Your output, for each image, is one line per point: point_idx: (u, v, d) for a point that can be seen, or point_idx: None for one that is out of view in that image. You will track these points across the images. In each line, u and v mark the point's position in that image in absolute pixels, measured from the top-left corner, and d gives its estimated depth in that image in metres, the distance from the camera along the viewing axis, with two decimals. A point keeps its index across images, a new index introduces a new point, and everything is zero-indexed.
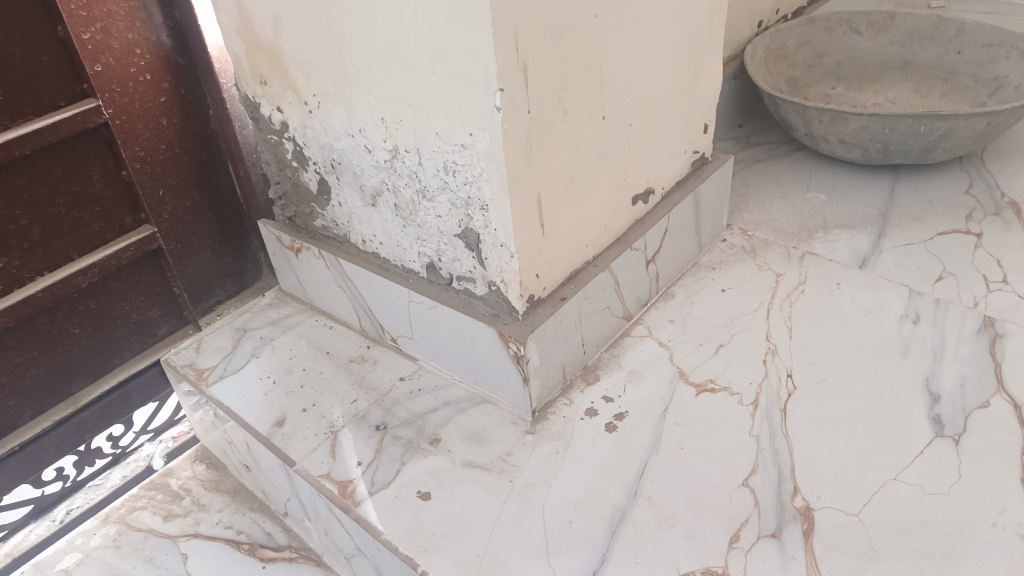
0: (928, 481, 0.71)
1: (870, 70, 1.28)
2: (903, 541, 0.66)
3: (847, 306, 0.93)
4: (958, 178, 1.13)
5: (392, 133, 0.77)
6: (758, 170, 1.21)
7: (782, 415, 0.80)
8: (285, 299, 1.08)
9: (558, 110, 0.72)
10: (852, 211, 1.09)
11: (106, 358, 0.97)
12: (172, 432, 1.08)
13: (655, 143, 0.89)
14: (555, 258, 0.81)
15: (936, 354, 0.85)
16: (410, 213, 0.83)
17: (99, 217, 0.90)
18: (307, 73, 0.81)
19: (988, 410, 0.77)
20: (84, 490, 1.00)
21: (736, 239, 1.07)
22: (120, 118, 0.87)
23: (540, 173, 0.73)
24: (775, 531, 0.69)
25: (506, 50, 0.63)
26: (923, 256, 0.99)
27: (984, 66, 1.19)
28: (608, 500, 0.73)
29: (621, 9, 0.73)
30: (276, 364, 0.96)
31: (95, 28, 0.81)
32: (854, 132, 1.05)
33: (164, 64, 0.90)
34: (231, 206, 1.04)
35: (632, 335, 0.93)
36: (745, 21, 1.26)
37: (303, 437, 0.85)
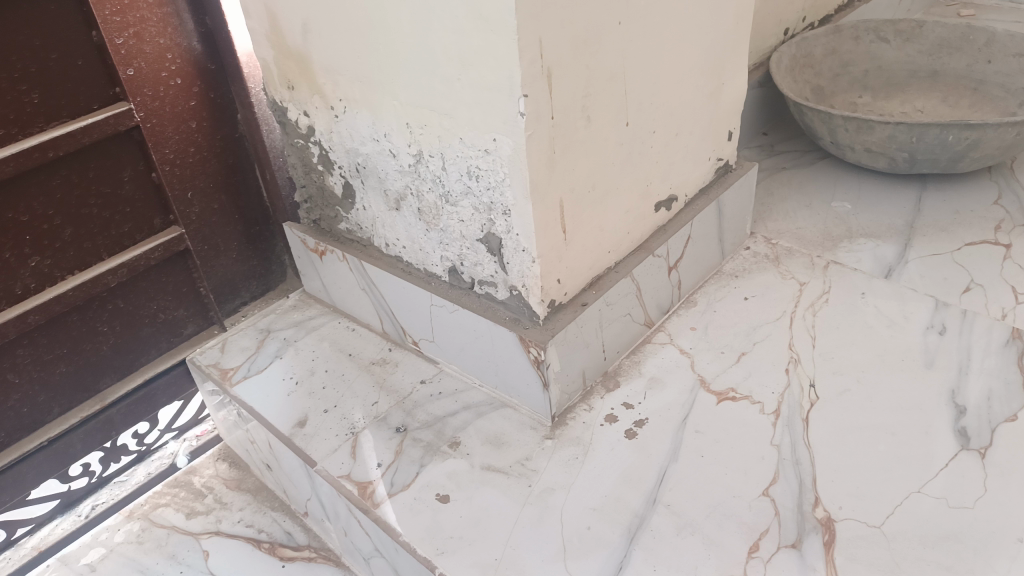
0: (953, 494, 0.70)
1: (897, 79, 1.27)
2: (926, 554, 0.65)
3: (871, 316, 0.92)
4: (987, 189, 1.11)
5: (416, 138, 0.78)
6: (782, 178, 1.21)
7: (804, 424, 0.79)
8: (309, 301, 1.09)
9: (582, 117, 0.72)
10: (878, 221, 1.08)
11: (133, 356, 0.99)
12: (195, 431, 1.10)
13: (679, 151, 0.89)
14: (576, 263, 0.81)
15: (961, 366, 0.84)
16: (433, 217, 0.84)
17: (129, 218, 0.92)
18: (335, 79, 0.82)
19: (1015, 424, 0.76)
20: (108, 486, 1.01)
21: (759, 247, 1.07)
22: (151, 121, 0.89)
23: (563, 179, 0.73)
24: (795, 541, 0.68)
25: (531, 57, 0.63)
26: (950, 266, 0.98)
27: (1015, 76, 1.17)
28: (626, 507, 0.73)
29: (646, 17, 0.74)
30: (299, 365, 0.97)
31: (128, 34, 0.83)
32: (880, 141, 1.04)
33: (195, 69, 0.91)
34: (258, 209, 1.06)
35: (653, 342, 0.93)
36: (771, 30, 1.25)
37: (324, 438, 0.86)
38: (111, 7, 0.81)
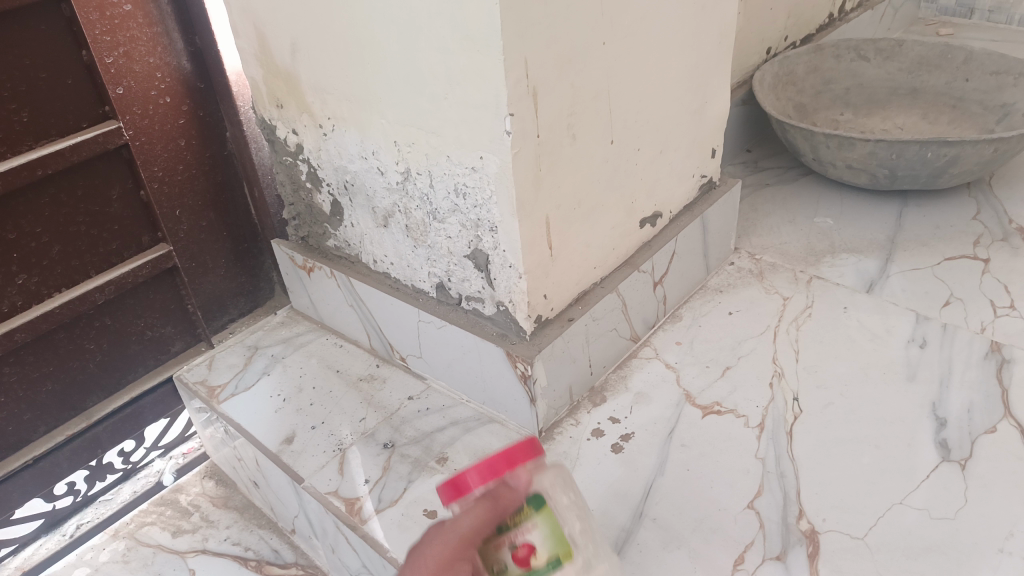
0: (935, 505, 0.71)
1: (878, 96, 1.29)
2: (909, 565, 0.66)
3: (854, 330, 0.93)
4: (966, 204, 1.13)
5: (404, 156, 0.79)
6: (766, 194, 1.22)
7: (788, 437, 0.80)
8: (297, 317, 1.10)
9: (567, 135, 0.73)
10: (860, 237, 1.09)
11: (120, 374, 0.99)
12: (182, 449, 1.09)
13: (663, 168, 0.90)
14: (563, 279, 0.82)
15: (943, 379, 0.85)
16: (420, 233, 0.85)
17: (117, 235, 0.92)
18: (323, 98, 0.83)
19: (995, 436, 0.77)
20: (94, 505, 1.01)
21: (744, 262, 1.08)
22: (140, 140, 0.89)
23: (548, 197, 0.74)
24: (780, 554, 0.69)
25: (517, 76, 0.64)
26: (930, 281, 0.99)
27: (992, 94, 1.20)
28: (613, 520, 0.74)
29: (629, 37, 0.75)
30: (286, 382, 0.97)
31: (118, 53, 0.84)
32: (861, 157, 1.06)
33: (184, 88, 0.92)
34: (246, 226, 1.06)
35: (639, 357, 0.94)
36: (753, 48, 1.27)
37: (312, 454, 0.86)
38: (101, 27, 0.82)
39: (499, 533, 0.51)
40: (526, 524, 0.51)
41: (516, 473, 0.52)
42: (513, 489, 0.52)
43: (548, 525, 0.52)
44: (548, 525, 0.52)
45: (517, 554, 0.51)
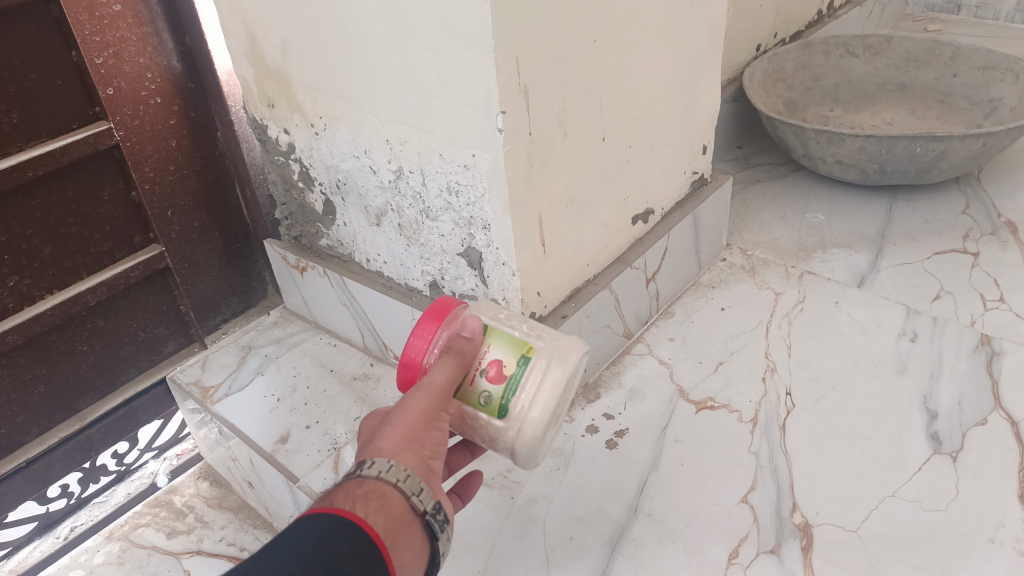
0: (927, 497, 0.72)
1: (867, 92, 1.30)
2: (902, 556, 0.67)
3: (845, 324, 0.94)
4: (955, 198, 1.14)
5: (396, 154, 0.79)
6: (756, 190, 1.23)
7: (781, 431, 0.81)
8: (290, 317, 1.10)
9: (559, 132, 0.73)
10: (851, 231, 1.10)
11: (112, 375, 0.99)
12: (176, 450, 1.10)
13: (655, 164, 0.91)
14: (556, 277, 0.82)
15: (933, 371, 0.86)
16: (413, 232, 0.85)
17: (109, 236, 0.92)
18: (315, 97, 0.83)
19: (986, 427, 0.78)
20: (88, 507, 1.01)
21: (735, 258, 1.08)
22: (131, 140, 0.89)
23: (541, 194, 0.75)
24: (774, 547, 0.69)
25: (509, 74, 0.64)
26: (921, 275, 1.00)
27: (980, 89, 1.21)
28: (608, 516, 0.74)
29: (619, 34, 0.75)
30: (280, 382, 0.97)
31: (108, 53, 0.83)
32: (851, 152, 1.06)
33: (175, 88, 0.92)
34: (238, 226, 1.06)
35: (632, 353, 0.94)
36: (743, 45, 1.28)
37: (307, 453, 0.86)
38: (91, 27, 0.81)
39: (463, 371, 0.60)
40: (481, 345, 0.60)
41: (467, 326, 0.59)
42: (469, 341, 0.58)
43: (499, 340, 0.60)
44: (500, 339, 0.60)
45: (489, 374, 0.59)
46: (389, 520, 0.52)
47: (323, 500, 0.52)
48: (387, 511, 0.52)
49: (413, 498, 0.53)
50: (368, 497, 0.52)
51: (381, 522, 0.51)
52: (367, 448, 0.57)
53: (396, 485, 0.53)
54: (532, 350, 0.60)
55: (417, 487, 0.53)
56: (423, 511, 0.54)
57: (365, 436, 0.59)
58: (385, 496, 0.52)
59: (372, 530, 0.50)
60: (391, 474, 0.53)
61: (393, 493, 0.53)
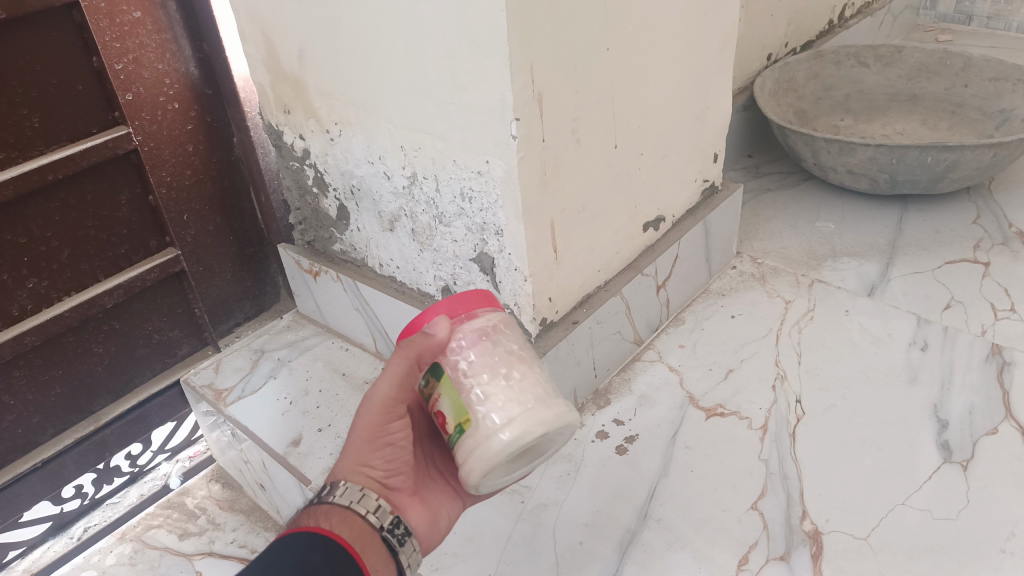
0: (937, 506, 0.72)
1: (878, 102, 1.30)
2: (912, 565, 0.67)
3: (856, 333, 0.94)
4: (967, 209, 1.14)
5: (411, 161, 0.80)
6: (767, 199, 1.23)
7: (791, 439, 0.81)
8: (302, 322, 1.11)
9: (572, 140, 0.74)
10: (862, 241, 1.10)
11: (127, 377, 0.99)
12: (188, 452, 1.11)
13: (666, 172, 0.91)
14: (568, 283, 0.83)
15: (944, 381, 0.86)
16: (426, 237, 0.85)
17: (126, 240, 0.93)
18: (330, 103, 0.84)
19: (997, 437, 0.78)
20: (101, 508, 1.02)
21: (746, 266, 1.09)
22: (148, 145, 0.90)
23: (554, 200, 0.75)
24: (784, 554, 0.69)
25: (523, 82, 0.65)
26: (932, 284, 1.00)
27: (991, 100, 1.21)
28: (618, 521, 0.74)
29: (632, 43, 0.76)
30: (293, 385, 0.98)
31: (127, 59, 0.85)
32: (862, 162, 1.07)
33: (192, 93, 0.93)
34: (252, 230, 1.07)
35: (642, 359, 0.95)
36: (754, 55, 1.29)
37: (318, 457, 0.87)
38: (111, 33, 0.82)
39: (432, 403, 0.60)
40: (435, 394, 0.58)
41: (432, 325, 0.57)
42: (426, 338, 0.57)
43: (448, 394, 0.56)
44: (448, 393, 0.56)
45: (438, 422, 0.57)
46: (354, 532, 0.56)
47: (291, 526, 0.57)
48: (350, 524, 0.56)
49: (370, 515, 0.57)
50: (328, 516, 0.56)
51: (346, 533, 0.55)
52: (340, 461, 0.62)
53: (350, 506, 0.56)
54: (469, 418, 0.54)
55: (373, 505, 0.57)
56: (380, 527, 0.57)
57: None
58: (345, 515, 0.56)
59: (338, 539, 0.54)
60: (345, 497, 0.57)
61: (350, 511, 0.56)
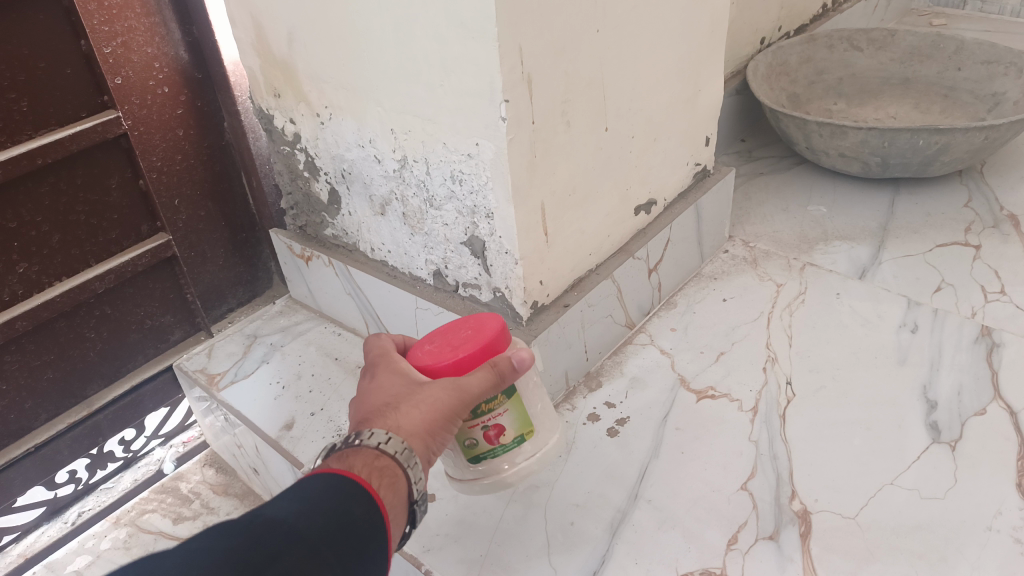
0: (925, 485, 0.72)
1: (871, 86, 1.30)
2: (899, 543, 0.67)
3: (846, 316, 0.94)
4: (958, 192, 1.14)
5: (400, 144, 0.80)
6: (759, 182, 1.23)
7: (781, 420, 0.81)
8: (295, 307, 1.11)
9: (562, 122, 0.74)
10: (853, 224, 1.11)
11: (120, 363, 1.00)
12: (181, 438, 1.11)
13: (657, 156, 0.91)
14: (559, 266, 0.83)
15: (934, 362, 0.86)
16: (417, 221, 0.85)
17: (116, 225, 0.93)
18: (320, 87, 0.84)
19: (985, 417, 0.78)
20: (95, 493, 1.03)
21: (738, 249, 1.09)
22: (138, 130, 0.90)
23: (544, 183, 0.75)
24: (773, 533, 0.70)
25: (512, 64, 0.65)
26: (922, 267, 1.00)
27: (983, 83, 1.21)
28: (609, 502, 0.75)
29: (622, 25, 0.76)
30: (285, 370, 0.99)
31: (116, 43, 0.84)
32: (853, 146, 1.07)
33: (181, 78, 0.93)
34: (244, 215, 1.07)
35: (634, 343, 0.95)
36: (746, 38, 1.28)
37: (311, 440, 0.87)
38: (99, 17, 0.82)
39: (472, 417, 0.63)
40: (496, 410, 0.63)
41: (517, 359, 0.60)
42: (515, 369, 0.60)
43: (515, 409, 0.64)
44: (515, 409, 0.64)
45: (488, 432, 0.64)
46: (392, 497, 0.54)
47: (341, 461, 0.54)
48: (393, 489, 0.55)
49: (413, 485, 0.56)
50: (382, 472, 0.54)
51: (388, 497, 0.54)
52: (383, 413, 0.58)
53: (404, 468, 0.55)
54: (526, 430, 0.66)
55: (418, 476, 0.57)
56: (414, 499, 0.57)
57: (385, 395, 0.60)
58: (393, 475, 0.55)
59: (380, 499, 0.52)
60: (404, 457, 0.56)
61: (401, 475, 0.55)
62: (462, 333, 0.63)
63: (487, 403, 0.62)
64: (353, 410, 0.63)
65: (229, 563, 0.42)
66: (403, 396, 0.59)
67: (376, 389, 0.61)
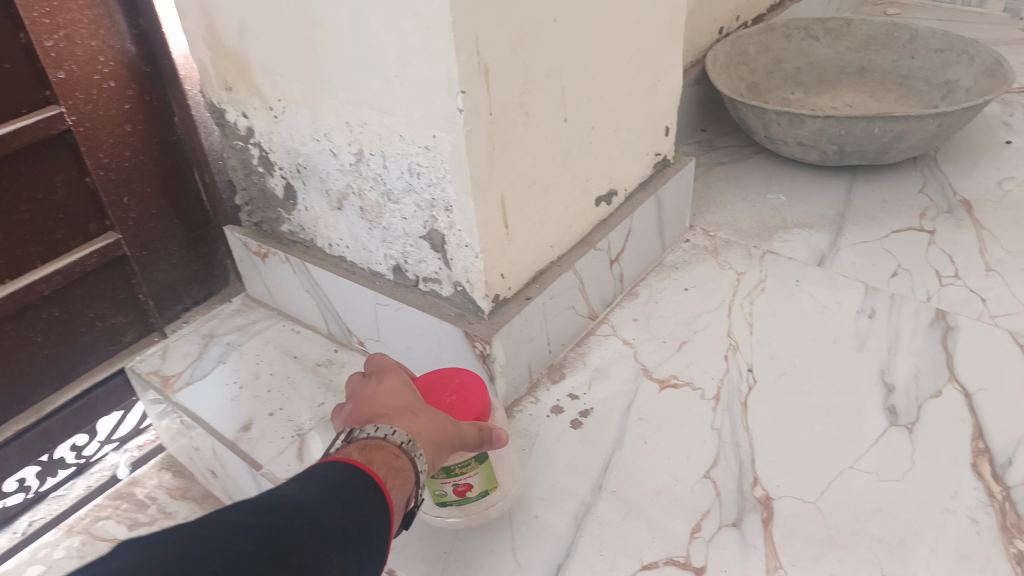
0: (884, 468, 0.73)
1: (828, 75, 1.32)
2: (860, 527, 0.68)
3: (806, 302, 0.95)
4: (913, 179, 1.16)
5: (356, 136, 0.78)
6: (720, 172, 1.24)
7: (742, 409, 0.81)
8: (253, 304, 1.08)
9: (520, 113, 0.73)
10: (812, 211, 1.12)
11: (70, 366, 0.97)
12: (137, 441, 1.09)
13: (617, 146, 0.91)
14: (519, 258, 0.82)
15: (891, 347, 0.87)
16: (375, 215, 0.84)
17: (63, 224, 0.90)
18: (273, 79, 0.82)
19: (941, 400, 0.80)
20: (46, 501, 1.00)
21: (698, 239, 1.09)
22: (84, 125, 0.87)
23: (502, 175, 0.74)
24: (735, 521, 0.70)
25: (467, 54, 0.64)
26: (879, 253, 1.02)
27: (937, 71, 1.23)
28: (573, 495, 0.75)
29: (580, 14, 0.75)
30: (243, 369, 0.97)
31: (58, 36, 0.81)
32: (811, 134, 1.07)
33: (128, 71, 0.90)
34: (198, 212, 1.04)
35: (597, 334, 0.95)
36: (706, 28, 1.29)
37: (270, 441, 0.85)
38: (40, 8, 0.79)
39: (445, 475, 0.67)
40: (468, 472, 0.67)
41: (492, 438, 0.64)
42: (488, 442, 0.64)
43: (485, 472, 0.68)
44: (485, 471, 0.68)
45: (456, 488, 0.68)
46: (401, 501, 0.53)
47: (363, 455, 0.53)
48: (404, 492, 0.54)
49: (419, 493, 0.55)
50: (398, 473, 0.53)
51: (400, 500, 0.53)
52: (399, 416, 0.58)
53: (419, 475, 0.55)
54: (493, 487, 0.70)
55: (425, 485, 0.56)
56: (415, 508, 0.56)
57: (400, 402, 0.60)
58: (408, 478, 0.54)
59: (395, 501, 0.52)
60: (420, 463, 0.55)
61: (413, 481, 0.54)
62: (450, 390, 0.67)
63: (459, 466, 0.66)
64: (352, 410, 0.61)
65: (259, 540, 0.42)
66: (416, 407, 0.60)
67: (391, 394, 0.61)
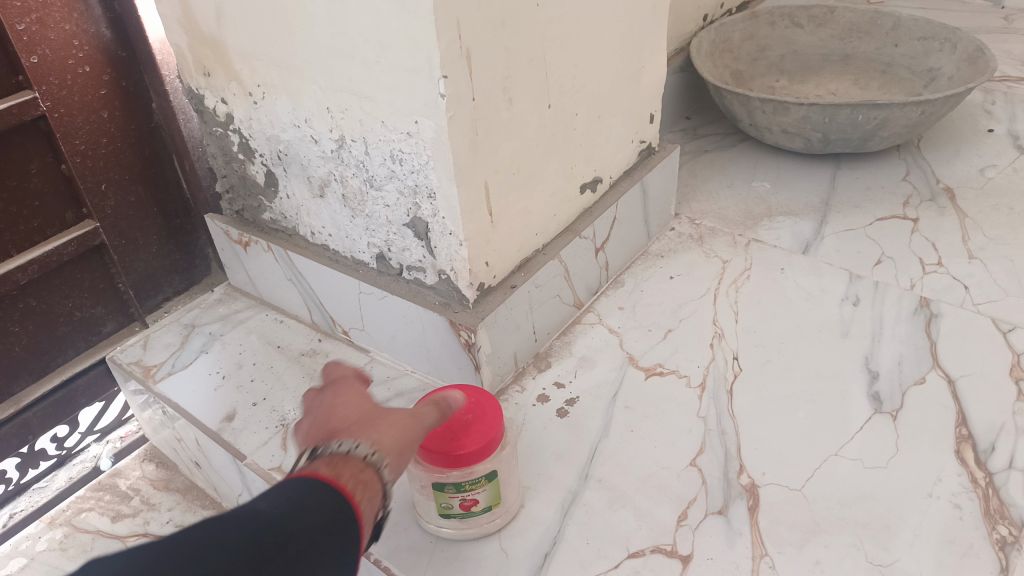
0: (868, 455, 0.74)
1: (811, 63, 1.31)
2: (845, 513, 0.68)
3: (791, 290, 0.95)
4: (896, 166, 1.16)
5: (338, 123, 0.77)
6: (705, 160, 1.24)
7: (728, 396, 0.82)
8: (235, 294, 1.07)
9: (503, 100, 0.72)
10: (797, 199, 1.12)
11: (48, 357, 0.95)
12: (119, 432, 1.07)
13: (602, 133, 0.90)
14: (504, 247, 0.82)
15: (875, 334, 0.87)
16: (358, 203, 0.83)
17: (38, 213, 0.88)
18: (252, 65, 0.80)
19: (924, 386, 0.80)
20: (27, 493, 0.99)
21: (684, 227, 1.09)
22: (58, 111, 0.85)
23: (486, 162, 0.74)
24: (722, 508, 0.70)
25: (449, 39, 0.63)
26: (863, 240, 1.02)
27: (919, 59, 1.24)
28: (559, 483, 0.74)
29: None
30: (225, 360, 0.95)
31: (30, 19, 0.79)
32: (795, 122, 1.07)
33: (104, 56, 0.88)
34: (177, 200, 1.02)
35: (582, 322, 0.94)
36: (690, 15, 1.28)
37: (253, 432, 0.84)
38: None
39: (453, 490, 0.66)
40: (476, 488, 0.66)
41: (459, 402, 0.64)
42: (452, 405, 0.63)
43: (493, 489, 0.67)
44: (492, 488, 0.67)
45: (462, 503, 0.67)
46: (371, 515, 0.49)
47: (329, 467, 0.49)
48: (373, 506, 0.50)
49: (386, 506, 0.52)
50: (367, 485, 0.49)
51: (370, 515, 0.49)
52: (358, 426, 0.54)
53: (385, 485, 0.51)
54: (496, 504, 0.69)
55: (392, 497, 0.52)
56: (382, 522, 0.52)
57: (358, 413, 0.56)
58: (376, 490, 0.50)
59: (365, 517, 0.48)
60: (386, 472, 0.51)
61: (380, 494, 0.51)
62: (466, 410, 0.66)
63: (469, 482, 0.65)
64: (309, 425, 0.57)
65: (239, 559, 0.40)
66: (375, 412, 0.56)
67: (347, 407, 0.57)
